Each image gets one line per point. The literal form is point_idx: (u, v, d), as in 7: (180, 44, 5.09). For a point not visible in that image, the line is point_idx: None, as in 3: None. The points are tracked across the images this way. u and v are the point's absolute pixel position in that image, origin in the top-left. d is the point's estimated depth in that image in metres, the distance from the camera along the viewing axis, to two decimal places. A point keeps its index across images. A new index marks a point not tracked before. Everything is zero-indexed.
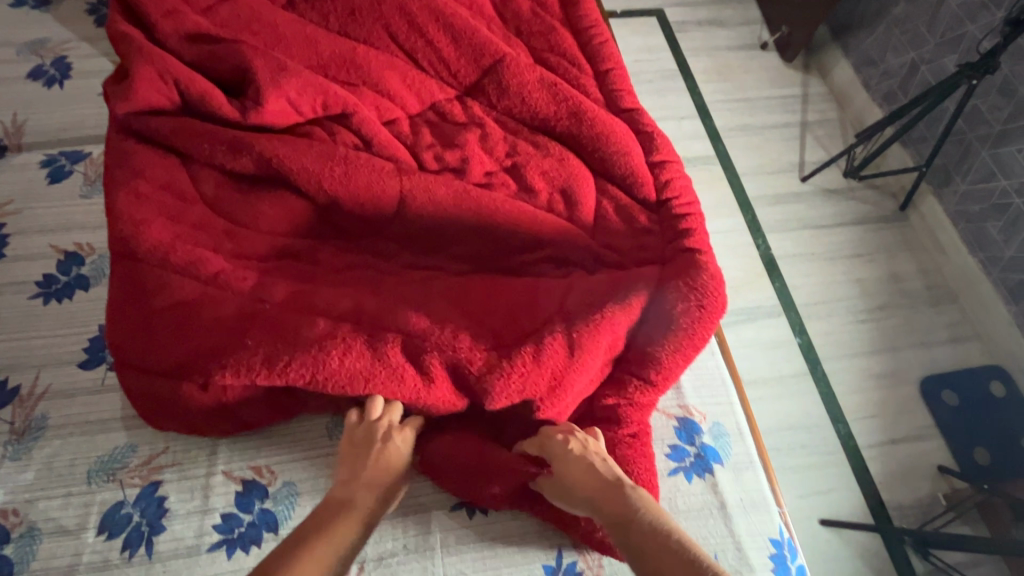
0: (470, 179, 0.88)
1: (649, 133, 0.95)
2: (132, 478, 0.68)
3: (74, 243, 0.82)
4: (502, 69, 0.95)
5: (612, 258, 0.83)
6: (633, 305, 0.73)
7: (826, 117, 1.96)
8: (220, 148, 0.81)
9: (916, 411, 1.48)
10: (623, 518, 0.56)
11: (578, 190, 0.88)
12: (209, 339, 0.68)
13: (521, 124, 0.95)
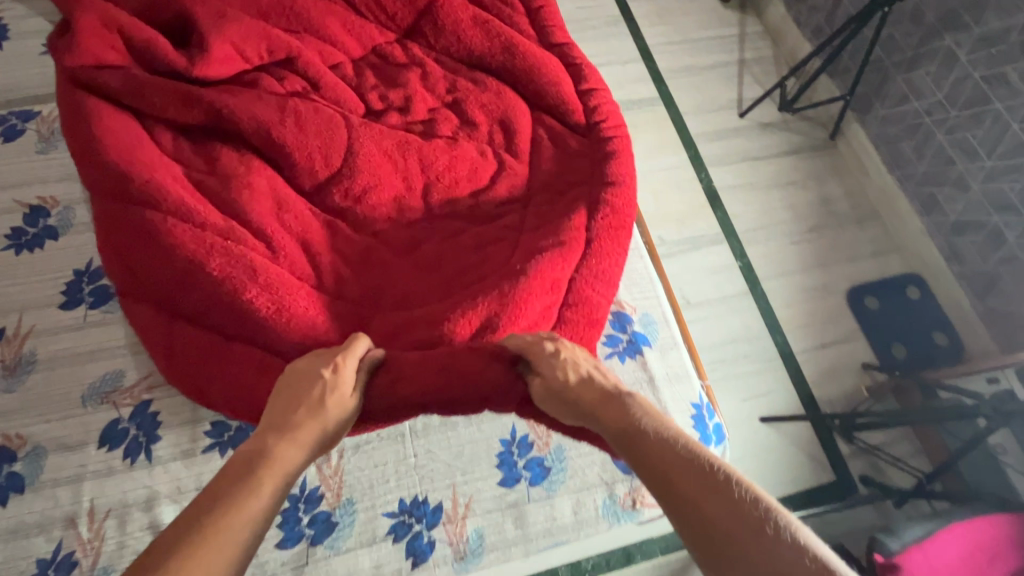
0: (413, 117, 0.94)
1: (578, 65, 1.02)
2: (124, 399, 0.75)
3: (37, 197, 0.86)
4: (436, 10, 1.00)
5: (551, 183, 0.91)
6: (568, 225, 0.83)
7: (762, 54, 2.05)
8: (173, 100, 0.85)
9: (843, 318, 1.65)
10: (615, 417, 0.55)
11: (515, 122, 0.95)
12: (181, 268, 0.72)
13: (459, 62, 1.01)
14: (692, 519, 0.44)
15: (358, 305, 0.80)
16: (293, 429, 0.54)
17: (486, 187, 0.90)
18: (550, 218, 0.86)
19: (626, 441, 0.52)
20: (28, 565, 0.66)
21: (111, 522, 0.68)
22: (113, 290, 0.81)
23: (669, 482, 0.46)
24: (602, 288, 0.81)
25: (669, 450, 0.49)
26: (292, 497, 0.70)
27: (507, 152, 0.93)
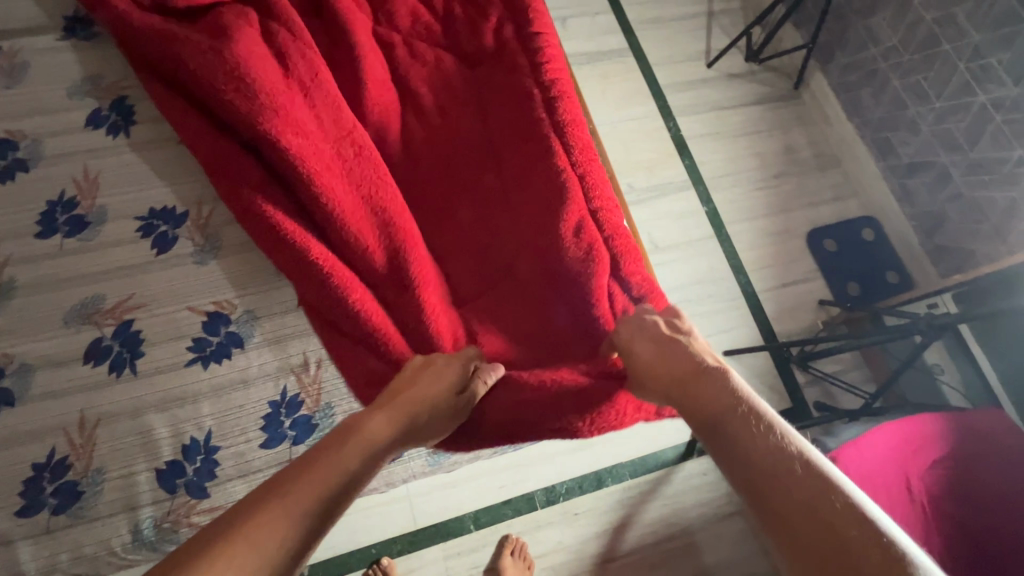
0: (358, 76, 0.92)
1: (527, 5, 1.00)
2: (107, 320, 0.78)
3: (4, 131, 0.87)
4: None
5: (532, 128, 0.90)
6: (561, 172, 0.85)
7: (731, 6, 2.09)
8: (195, 59, 0.81)
9: (803, 259, 1.73)
10: (709, 407, 0.59)
11: (456, 89, 0.97)
12: (288, 257, 0.77)
13: (398, 28, 1.01)
14: (783, 519, 0.48)
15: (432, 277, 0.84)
16: (392, 409, 0.62)
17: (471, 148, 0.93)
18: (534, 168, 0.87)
19: (718, 436, 0.56)
20: (23, 468, 0.70)
21: (101, 428, 0.72)
22: (88, 218, 0.84)
23: (763, 483, 0.51)
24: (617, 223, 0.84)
25: (767, 454, 0.52)
26: (274, 403, 0.76)
27: (449, 116, 0.95)
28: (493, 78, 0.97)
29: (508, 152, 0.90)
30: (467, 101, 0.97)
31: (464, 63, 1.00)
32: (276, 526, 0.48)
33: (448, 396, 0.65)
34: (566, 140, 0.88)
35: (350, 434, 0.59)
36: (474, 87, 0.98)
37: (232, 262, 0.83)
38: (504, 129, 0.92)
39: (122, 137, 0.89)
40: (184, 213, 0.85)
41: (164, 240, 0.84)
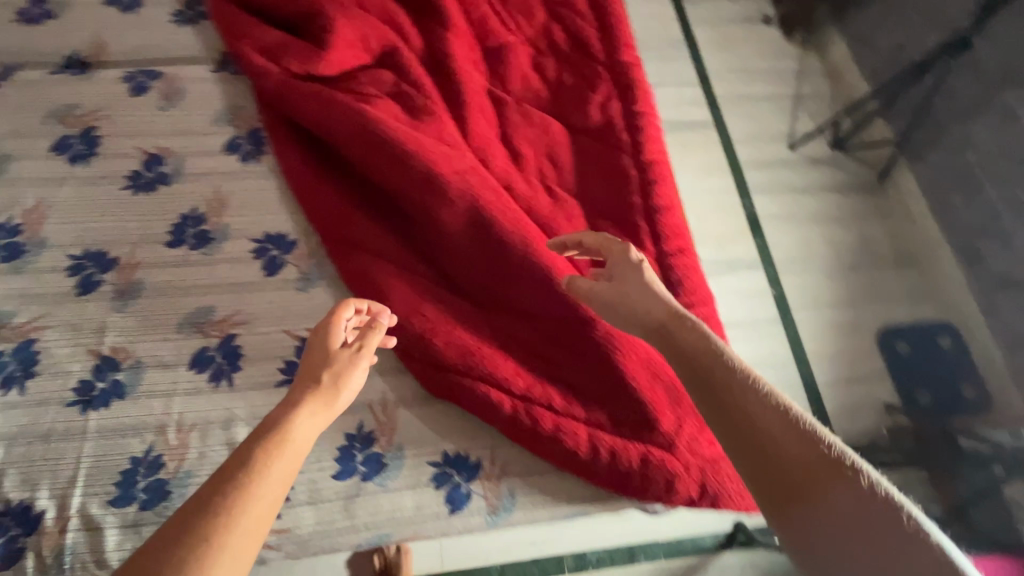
0: (472, 135, 0.97)
1: (633, 86, 1.06)
2: (214, 331, 0.85)
3: (155, 147, 0.98)
4: (506, 55, 1.08)
5: (622, 212, 0.95)
6: (643, 264, 0.90)
7: (819, 91, 2.07)
8: (321, 108, 0.88)
9: (871, 357, 1.66)
10: (718, 382, 0.58)
11: (559, 156, 1.01)
12: (385, 298, 0.81)
13: (510, 91, 1.06)
14: (766, 459, 0.53)
15: (515, 337, 0.81)
16: (300, 396, 0.60)
17: (567, 212, 0.96)
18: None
19: (702, 382, 0.59)
20: (121, 461, 0.75)
21: (195, 432, 0.78)
22: (212, 234, 0.92)
23: (750, 427, 0.55)
24: (699, 312, 0.87)
25: (755, 397, 0.56)
26: (349, 437, 0.79)
27: (546, 182, 0.99)
28: (593, 151, 1.01)
29: (601, 227, 0.94)
30: (568, 169, 1.01)
31: (568, 129, 1.04)
32: (222, 548, 0.46)
33: (348, 350, 0.66)
34: (655, 226, 0.92)
35: (262, 427, 0.56)
36: (574, 155, 1.02)
37: (329, 293, 0.89)
38: (599, 203, 0.97)
39: (252, 164, 0.98)
40: (295, 241, 0.92)
41: (273, 264, 0.91)
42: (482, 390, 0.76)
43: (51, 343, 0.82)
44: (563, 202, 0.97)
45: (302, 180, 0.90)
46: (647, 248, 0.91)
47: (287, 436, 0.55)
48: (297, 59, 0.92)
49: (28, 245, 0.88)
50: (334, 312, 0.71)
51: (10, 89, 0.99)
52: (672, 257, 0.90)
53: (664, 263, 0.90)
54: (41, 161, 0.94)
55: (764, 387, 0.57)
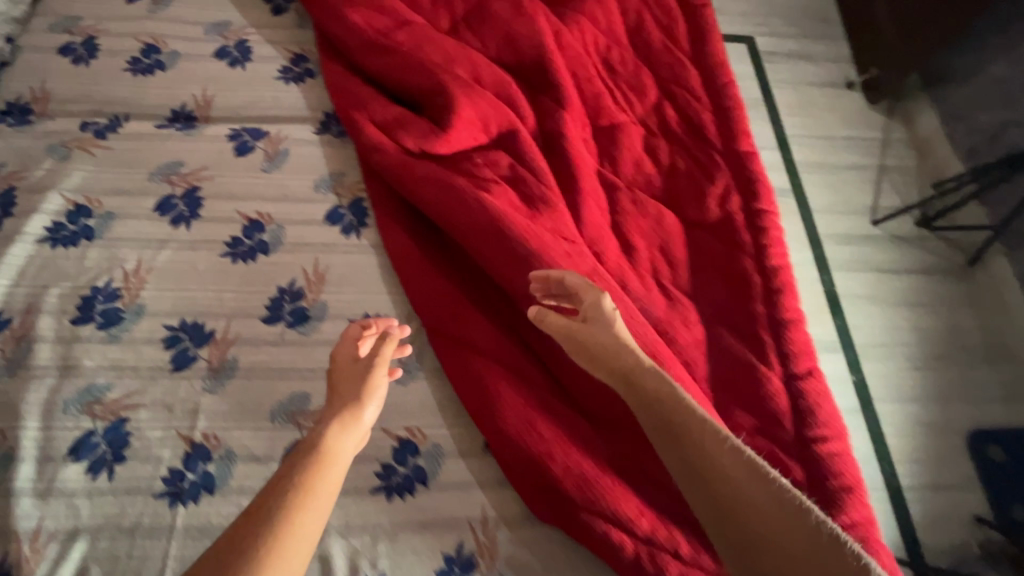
0: (585, 225, 0.91)
1: (755, 180, 0.99)
2: (308, 423, 0.80)
3: (255, 211, 0.94)
4: (619, 135, 1.03)
5: (743, 322, 0.87)
6: (770, 385, 0.82)
7: (905, 164, 1.90)
8: (437, 192, 0.85)
9: (960, 464, 1.46)
10: (687, 436, 0.60)
11: (673, 250, 0.95)
12: (493, 407, 0.77)
13: (622, 175, 1.00)
14: (728, 505, 0.56)
15: (632, 463, 0.76)
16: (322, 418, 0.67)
17: (683, 315, 0.89)
18: (741, 367, 0.84)
19: (668, 431, 0.61)
20: None
21: None
22: (309, 313, 0.88)
23: (711, 476, 0.58)
24: (832, 447, 0.79)
25: (716, 444, 0.59)
26: (447, 559, 0.73)
27: (660, 278, 0.92)
28: (710, 248, 0.95)
29: (720, 336, 0.87)
30: (682, 265, 0.94)
31: (682, 221, 0.98)
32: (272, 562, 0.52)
33: (355, 362, 0.72)
34: (782, 343, 0.85)
35: (300, 448, 0.63)
36: (689, 251, 0.95)
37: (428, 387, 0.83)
38: (718, 309, 0.90)
39: (353, 237, 0.93)
40: None
41: None
42: (600, 525, 0.70)
43: (143, 423, 0.78)
44: (679, 305, 0.90)
45: (411, 269, 0.88)
46: (773, 367, 0.83)
47: (321, 451, 0.62)
48: (414, 136, 0.89)
49: (126, 313, 0.85)
50: (343, 334, 0.76)
51: (119, 142, 0.98)
52: (801, 380, 0.83)
53: (793, 386, 0.82)
54: (142, 221, 0.92)
55: (722, 432, 0.61)
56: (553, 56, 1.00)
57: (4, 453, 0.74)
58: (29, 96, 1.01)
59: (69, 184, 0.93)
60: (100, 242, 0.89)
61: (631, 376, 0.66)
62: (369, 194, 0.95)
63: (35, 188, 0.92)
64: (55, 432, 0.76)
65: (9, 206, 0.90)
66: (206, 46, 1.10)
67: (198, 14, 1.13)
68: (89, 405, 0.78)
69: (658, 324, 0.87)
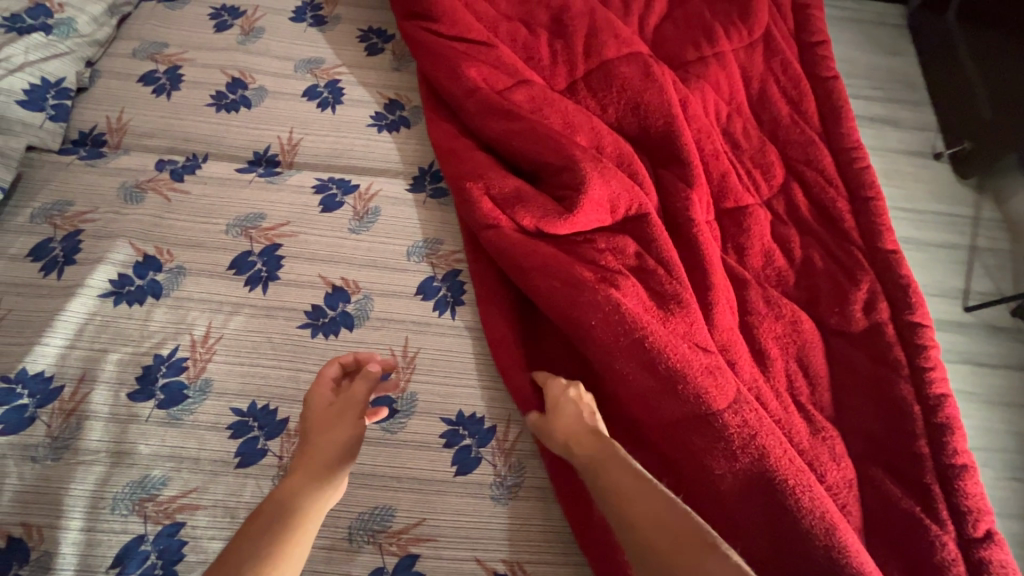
0: (715, 327, 0.79)
1: (905, 285, 0.87)
2: (391, 546, 0.68)
3: (340, 277, 0.84)
4: (746, 220, 0.93)
5: (903, 464, 0.74)
6: (946, 552, 0.67)
7: (998, 246, 1.75)
8: (555, 281, 0.75)
9: None
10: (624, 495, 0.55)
11: (814, 362, 0.82)
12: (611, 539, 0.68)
13: (750, 268, 0.90)
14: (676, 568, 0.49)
15: None
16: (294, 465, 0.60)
17: (831, 445, 0.75)
18: (907, 523, 0.69)
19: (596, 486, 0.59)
20: None
21: None
22: (396, 405, 0.76)
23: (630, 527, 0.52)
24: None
25: (643, 493, 0.55)
26: None
27: (800, 395, 0.79)
28: (856, 364, 0.82)
29: (876, 477, 0.73)
30: (824, 383, 0.81)
31: (820, 327, 0.85)
32: None
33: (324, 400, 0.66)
34: (956, 496, 0.71)
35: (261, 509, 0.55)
36: (828, 365, 0.83)
37: (530, 510, 0.71)
38: (871, 442, 0.76)
39: (447, 316, 0.82)
40: (493, 429, 0.76)
41: (465, 457, 0.74)
42: None
43: (200, 532, 0.66)
44: (827, 433, 0.76)
45: (517, 361, 0.78)
46: (948, 527, 0.69)
47: (286, 509, 0.54)
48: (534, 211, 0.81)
49: (191, 390, 0.74)
50: (318, 378, 0.69)
51: (197, 186, 0.88)
52: (983, 548, 0.68)
53: (975, 555, 0.68)
54: (216, 280, 0.82)
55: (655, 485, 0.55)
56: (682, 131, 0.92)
57: (39, 559, 0.63)
58: (105, 126, 0.93)
59: (140, 231, 0.83)
60: (168, 302, 0.79)
61: (573, 442, 0.64)
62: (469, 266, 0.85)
63: (102, 232, 0.82)
64: (100, 535, 0.65)
65: (73, 251, 0.81)
66: (295, 84, 1.01)
67: (288, 50, 1.05)
68: (140, 503, 0.66)
69: (803, 456, 0.73)
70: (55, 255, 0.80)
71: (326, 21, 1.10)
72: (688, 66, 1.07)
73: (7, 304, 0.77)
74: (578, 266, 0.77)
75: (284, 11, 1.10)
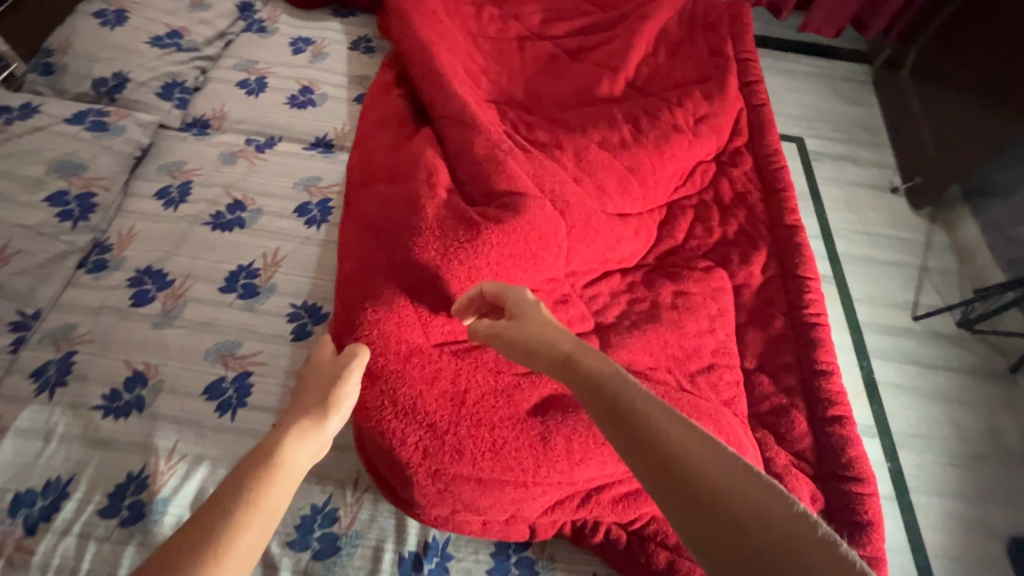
0: (638, 276, 1.09)
1: (801, 250, 1.13)
2: None
3: None
4: (677, 204, 1.22)
5: (779, 372, 0.99)
6: (796, 427, 0.92)
7: (946, 267, 1.99)
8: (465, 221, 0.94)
9: (996, 565, 1.46)
10: (624, 399, 0.62)
11: (721, 298, 1.07)
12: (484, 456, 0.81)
13: (675, 231, 1.17)
14: (668, 462, 0.55)
15: None
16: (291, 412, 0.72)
17: (725, 354, 1.00)
18: (778, 410, 0.95)
19: (615, 411, 0.62)
20: (303, 506, 0.82)
21: (366, 496, 0.84)
22: None
23: (663, 452, 0.55)
24: (859, 490, 0.87)
25: (647, 406, 0.61)
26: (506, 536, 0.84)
27: (711, 319, 1.03)
28: (755, 304, 1.07)
29: (757, 380, 0.98)
30: (732, 316, 1.06)
31: (731, 278, 1.10)
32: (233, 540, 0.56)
33: (333, 367, 0.78)
34: (817, 392, 0.95)
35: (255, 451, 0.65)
36: (734, 306, 1.07)
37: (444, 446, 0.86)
38: (759, 358, 1.01)
39: None
40: None
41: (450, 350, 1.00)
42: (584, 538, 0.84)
43: (263, 378, 0.93)
44: (724, 350, 1.01)
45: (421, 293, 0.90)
46: (804, 411, 0.94)
47: (273, 451, 0.65)
48: (444, 209, 0.96)
49: (262, 289, 1.03)
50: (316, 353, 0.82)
51: (273, 157, 1.20)
52: (832, 426, 0.92)
53: (826, 430, 0.92)
54: (282, 219, 1.11)
55: (655, 399, 0.62)
56: (644, 137, 1.21)
57: (155, 384, 0.90)
58: (210, 115, 1.26)
59: (231, 184, 1.14)
60: (249, 231, 1.09)
61: (549, 343, 0.72)
62: (379, 204, 1.01)
63: (206, 183, 1.14)
64: (196, 374, 0.92)
65: (185, 194, 1.12)
66: (348, 92, 1.35)
67: (346, 68, 1.40)
68: (223, 356, 0.94)
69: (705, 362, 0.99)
70: (172, 196, 1.12)
71: (374, 50, 1.46)
72: (646, 90, 1.38)
73: (138, 226, 1.07)
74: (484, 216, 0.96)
75: (344, 42, 1.46)
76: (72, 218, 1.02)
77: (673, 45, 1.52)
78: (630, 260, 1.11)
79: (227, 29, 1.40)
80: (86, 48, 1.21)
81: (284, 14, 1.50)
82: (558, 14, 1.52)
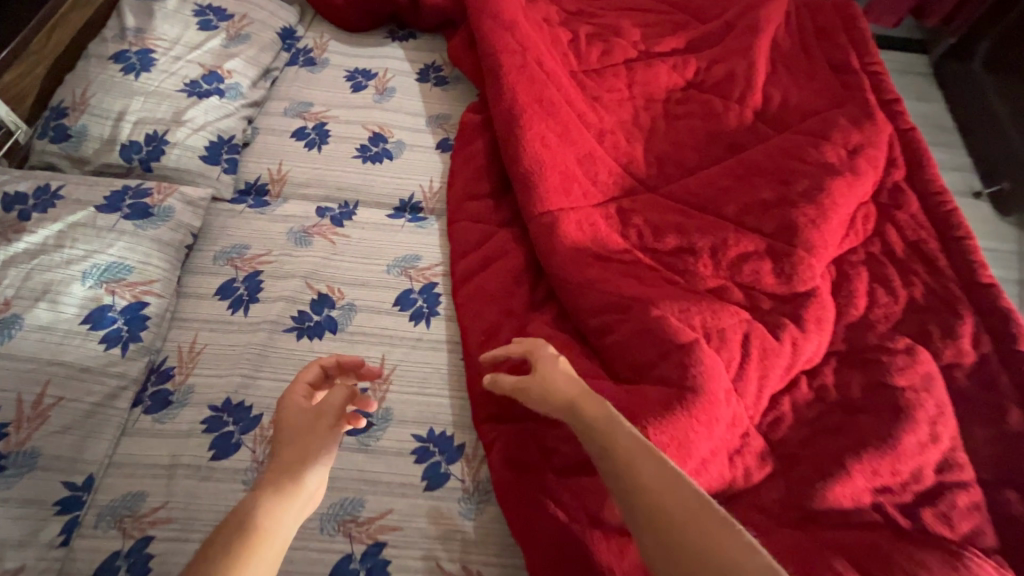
0: (826, 365, 0.89)
1: (1011, 317, 0.94)
2: None
3: None
4: (846, 262, 1.01)
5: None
6: None
7: None
8: (642, 342, 0.77)
9: None
10: (625, 456, 0.54)
11: (938, 387, 0.86)
12: None
13: (854, 298, 0.96)
14: (673, 546, 0.48)
15: None
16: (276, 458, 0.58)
17: (959, 468, 0.81)
18: None
19: (613, 473, 0.54)
20: None
21: None
22: None
23: (654, 518, 0.50)
24: None
25: (649, 469, 0.53)
26: None
27: (936, 424, 0.83)
28: (973, 393, 0.88)
29: (1006, 500, 0.79)
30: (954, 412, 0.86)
31: (936, 358, 0.91)
32: None
33: (312, 407, 0.63)
34: None
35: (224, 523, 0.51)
36: (950, 396, 0.87)
37: None
38: (998, 468, 0.82)
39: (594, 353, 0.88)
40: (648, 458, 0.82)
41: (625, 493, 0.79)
42: None
43: (400, 551, 0.71)
44: (956, 461, 0.81)
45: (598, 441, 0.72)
46: None
47: (246, 526, 0.50)
48: (610, 329, 0.80)
49: (374, 417, 0.80)
50: (295, 380, 0.66)
51: (356, 231, 0.97)
52: None
53: None
54: (382, 315, 0.89)
55: (659, 456, 0.54)
56: (798, 182, 1.01)
57: None
58: (267, 177, 1.03)
59: (311, 272, 0.91)
60: (344, 336, 0.86)
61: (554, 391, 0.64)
62: (519, 326, 0.85)
63: (279, 274, 0.90)
64: (313, 554, 0.70)
65: (255, 290, 0.89)
66: (428, 137, 1.11)
67: (419, 107, 1.16)
68: (345, 523, 0.72)
69: (936, 481, 0.80)
70: (239, 294, 0.88)
71: (446, 81, 1.21)
72: (777, 117, 1.16)
73: (202, 339, 0.84)
74: (660, 326, 0.77)
75: (409, 72, 1.21)
76: (121, 342, 0.78)
77: (790, 58, 1.30)
78: (820, 343, 0.89)
79: (271, 64, 1.16)
80: (108, 103, 0.96)
81: (333, 40, 1.25)
82: (655, 29, 1.28)
